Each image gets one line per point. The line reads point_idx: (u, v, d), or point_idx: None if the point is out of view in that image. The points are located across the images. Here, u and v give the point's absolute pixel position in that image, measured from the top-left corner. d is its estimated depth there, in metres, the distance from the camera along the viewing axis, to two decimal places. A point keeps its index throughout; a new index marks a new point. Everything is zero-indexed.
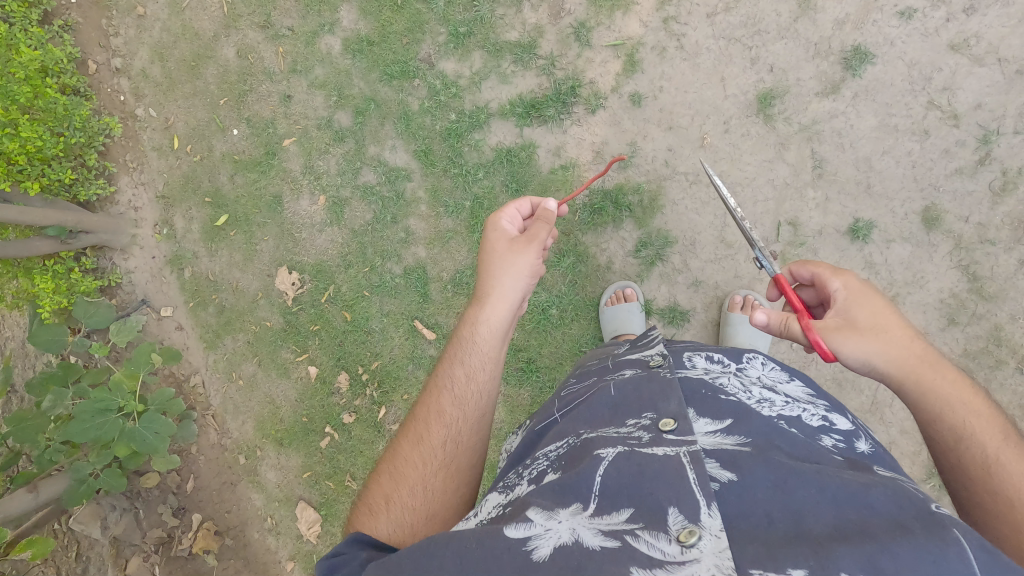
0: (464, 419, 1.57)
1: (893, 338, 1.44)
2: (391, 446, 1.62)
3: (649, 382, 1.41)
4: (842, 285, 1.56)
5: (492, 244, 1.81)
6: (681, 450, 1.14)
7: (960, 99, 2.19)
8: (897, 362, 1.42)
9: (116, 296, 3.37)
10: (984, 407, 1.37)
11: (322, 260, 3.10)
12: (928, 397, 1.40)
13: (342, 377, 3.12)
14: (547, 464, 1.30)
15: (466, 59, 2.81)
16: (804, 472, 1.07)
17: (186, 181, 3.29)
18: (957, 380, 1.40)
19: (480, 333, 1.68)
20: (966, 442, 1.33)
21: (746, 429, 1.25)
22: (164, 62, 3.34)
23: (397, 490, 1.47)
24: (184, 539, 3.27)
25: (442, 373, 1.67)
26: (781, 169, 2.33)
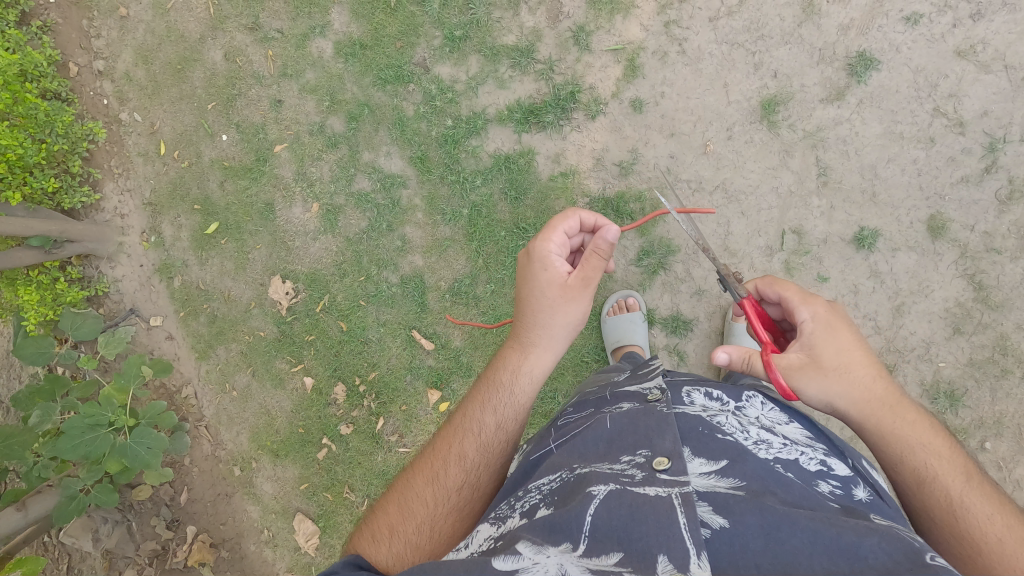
0: (484, 466, 1.52)
1: (850, 376, 1.41)
2: (402, 477, 1.56)
3: (646, 417, 1.34)
4: (808, 315, 1.50)
5: (539, 281, 1.65)
6: (673, 490, 1.08)
7: (966, 106, 2.20)
8: (856, 401, 1.39)
9: (104, 305, 3.25)
10: (933, 435, 1.35)
11: (316, 269, 3.01)
12: (888, 438, 1.37)
13: (339, 388, 3.02)
14: (540, 498, 1.21)
15: (461, 63, 2.75)
16: (798, 519, 1.00)
17: (173, 188, 3.20)
18: (917, 420, 1.37)
19: (521, 383, 1.62)
20: (930, 484, 1.29)
21: (741, 471, 1.17)
22: (149, 65, 3.23)
23: (403, 525, 1.42)
24: (178, 551, 3.14)
25: (471, 413, 1.60)
26: (786, 176, 2.33)
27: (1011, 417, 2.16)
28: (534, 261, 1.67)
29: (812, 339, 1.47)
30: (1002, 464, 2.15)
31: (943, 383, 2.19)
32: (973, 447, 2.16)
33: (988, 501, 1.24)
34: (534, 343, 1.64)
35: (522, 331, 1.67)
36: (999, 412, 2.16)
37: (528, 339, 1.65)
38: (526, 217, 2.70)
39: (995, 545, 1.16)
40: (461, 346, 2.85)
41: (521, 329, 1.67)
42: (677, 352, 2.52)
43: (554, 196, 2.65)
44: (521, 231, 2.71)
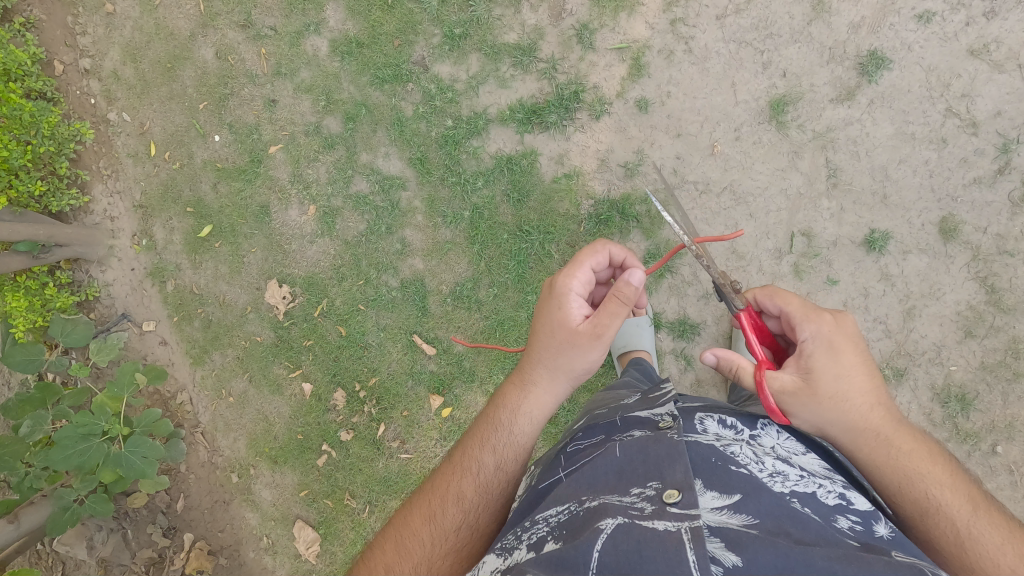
0: (485, 505, 1.49)
1: (847, 403, 1.35)
2: (398, 515, 1.54)
3: (656, 445, 1.25)
4: (810, 333, 1.40)
5: (555, 321, 1.55)
6: (682, 526, 1.02)
7: (979, 107, 2.26)
8: (849, 431, 1.35)
9: (95, 311, 3.16)
10: (923, 458, 1.34)
11: (313, 272, 2.91)
12: (885, 470, 1.34)
13: (338, 394, 2.89)
14: (547, 530, 1.16)
15: (462, 62, 2.73)
16: (815, 557, 0.95)
17: (164, 190, 3.10)
18: (908, 445, 1.36)
19: (521, 425, 1.55)
20: (934, 517, 1.27)
21: (755, 506, 1.09)
22: (137, 63, 3.14)
23: (400, 564, 1.41)
24: (176, 559, 3.01)
25: (470, 453, 1.55)
26: (795, 177, 2.38)
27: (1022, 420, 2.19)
28: (553, 297, 1.59)
29: (811, 361, 1.39)
30: (1014, 468, 2.18)
31: (953, 387, 2.23)
32: (984, 450, 2.20)
33: (991, 526, 1.25)
34: (539, 385, 1.56)
35: (529, 371, 1.57)
36: (1010, 416, 2.20)
37: (534, 380, 1.57)
38: (530, 219, 2.66)
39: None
40: (464, 351, 2.76)
41: (527, 368, 1.58)
42: (685, 356, 2.48)
43: (558, 197, 2.64)
44: (524, 234, 2.66)
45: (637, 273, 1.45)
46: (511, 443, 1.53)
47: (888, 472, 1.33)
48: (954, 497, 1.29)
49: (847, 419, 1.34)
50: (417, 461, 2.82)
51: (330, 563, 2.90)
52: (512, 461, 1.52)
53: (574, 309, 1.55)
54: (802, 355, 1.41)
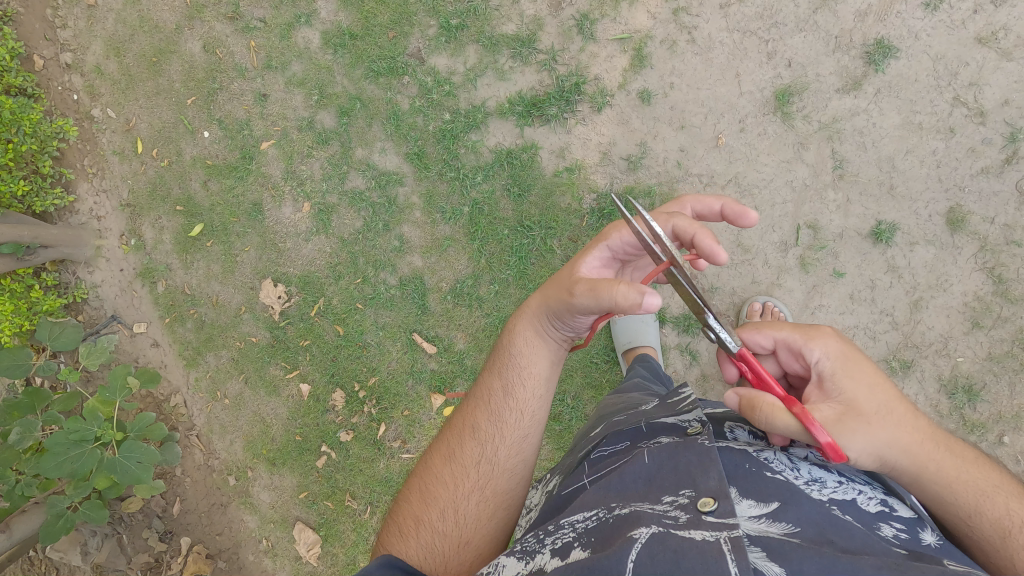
0: (501, 438, 1.49)
1: (901, 418, 1.16)
2: (424, 459, 1.59)
3: (686, 449, 1.21)
4: (823, 351, 1.22)
5: (573, 260, 1.52)
6: (722, 535, 0.99)
7: (986, 95, 2.24)
8: (915, 448, 1.15)
9: (83, 313, 3.08)
10: (982, 468, 1.20)
11: (309, 271, 2.84)
12: (958, 488, 1.16)
13: (337, 395, 2.82)
14: (574, 537, 1.15)
15: (459, 54, 2.68)
16: (862, 567, 0.92)
17: (152, 189, 3.01)
18: (970, 458, 1.21)
19: (523, 355, 1.54)
20: (1018, 536, 1.11)
21: (795, 515, 1.07)
22: (121, 57, 3.04)
23: (426, 509, 1.45)
24: (172, 564, 2.95)
25: (483, 382, 1.59)
26: (801, 169, 2.36)
27: None
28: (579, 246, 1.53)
29: (838, 383, 1.20)
30: (1021, 458, 2.18)
31: (960, 377, 2.23)
32: (991, 441, 2.20)
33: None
34: (536, 319, 1.54)
35: (533, 298, 1.57)
36: (1017, 406, 2.20)
37: (531, 309, 1.55)
38: (531, 214, 2.62)
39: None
40: (465, 349, 2.69)
41: (532, 297, 1.58)
42: (689, 351, 2.46)
43: (559, 191, 2.60)
44: (525, 230, 2.62)
45: (653, 302, 1.20)
46: (521, 373, 1.53)
47: (956, 491, 1.16)
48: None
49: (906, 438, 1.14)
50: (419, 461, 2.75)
51: (331, 565, 2.82)
52: (526, 389, 1.52)
53: (589, 259, 1.49)
54: (825, 380, 1.21)
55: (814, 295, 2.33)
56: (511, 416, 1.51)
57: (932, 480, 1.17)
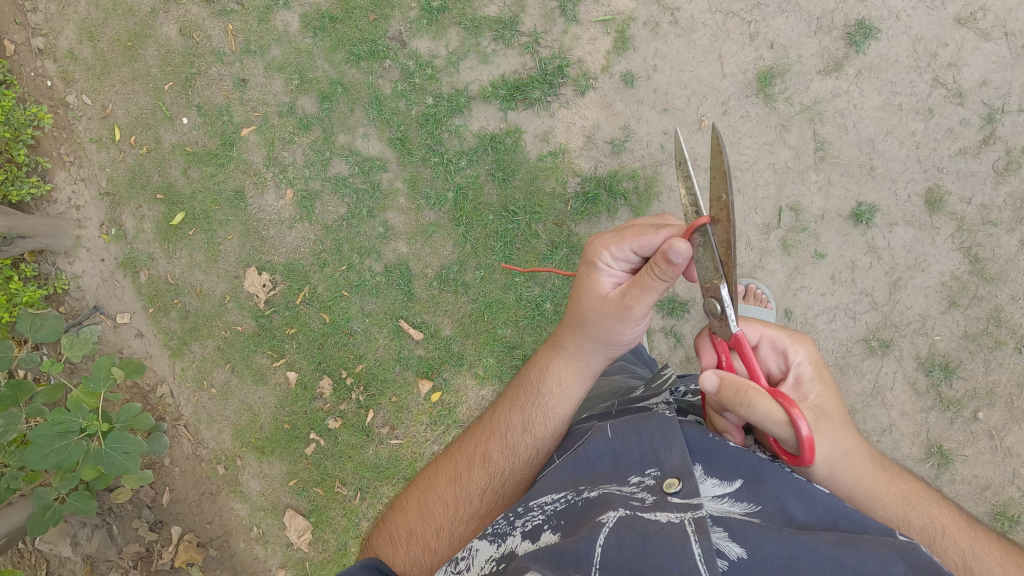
0: (512, 471, 1.44)
1: (850, 429, 1.21)
2: (426, 474, 1.56)
3: (649, 425, 1.24)
4: (806, 354, 1.27)
5: (582, 283, 1.45)
6: (685, 516, 1.02)
7: (965, 76, 2.26)
8: (857, 462, 1.20)
9: (64, 304, 3.04)
10: (906, 479, 1.27)
11: (293, 259, 2.82)
12: (888, 500, 1.21)
13: (324, 382, 2.81)
14: (543, 519, 1.16)
15: (440, 37, 2.65)
16: (818, 544, 0.96)
17: (131, 177, 2.96)
18: (896, 473, 1.27)
19: (551, 392, 1.48)
20: (942, 544, 1.16)
21: (757, 494, 1.09)
22: (95, 42, 2.97)
23: (422, 524, 1.42)
24: (164, 553, 2.96)
25: (504, 413, 1.54)
26: (782, 152, 2.37)
27: (1003, 387, 2.24)
28: (586, 266, 1.45)
29: (814, 388, 1.24)
30: (994, 433, 2.24)
31: (938, 356, 2.27)
32: (966, 417, 2.25)
33: (988, 545, 1.18)
34: (573, 354, 1.49)
35: (565, 332, 1.51)
36: (991, 382, 2.24)
37: (568, 345, 1.49)
38: (516, 198, 2.61)
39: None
40: (452, 335, 2.69)
41: (563, 331, 1.52)
42: (673, 334, 2.48)
43: (544, 175, 2.59)
44: (510, 214, 2.61)
45: (679, 244, 1.19)
46: (542, 408, 1.48)
47: (885, 503, 1.20)
48: (950, 518, 1.21)
49: (844, 452, 1.18)
50: (408, 446, 2.76)
51: (323, 551, 2.83)
52: (546, 427, 1.46)
53: (603, 276, 1.41)
54: (802, 382, 1.25)
55: (796, 277, 2.35)
56: (526, 452, 1.45)
57: (862, 494, 1.20)
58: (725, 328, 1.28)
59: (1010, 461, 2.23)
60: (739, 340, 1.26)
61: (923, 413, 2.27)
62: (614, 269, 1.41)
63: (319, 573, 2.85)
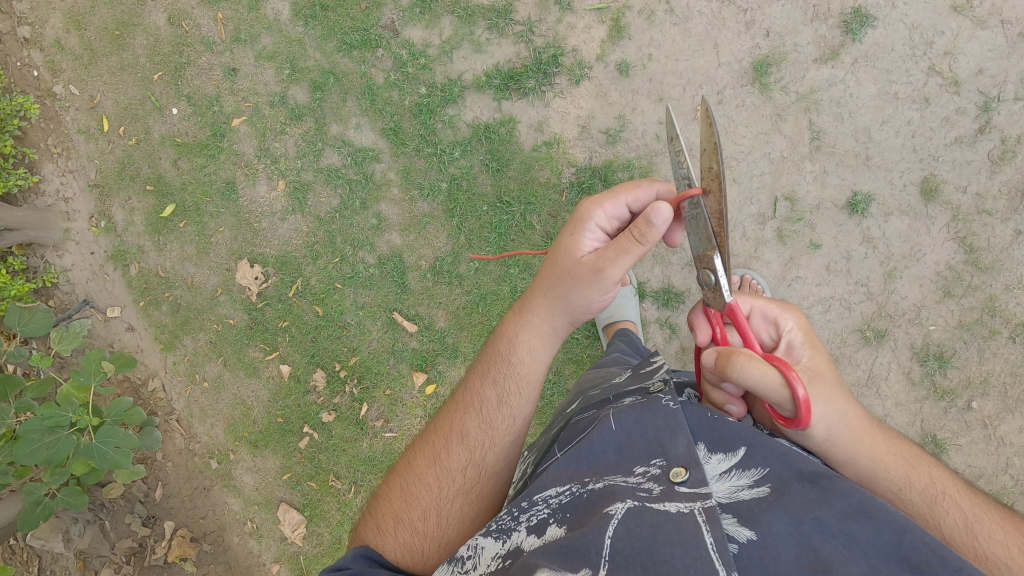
0: (489, 443, 1.43)
1: (846, 391, 1.20)
2: (405, 456, 1.54)
3: (653, 413, 1.22)
4: (796, 322, 1.25)
5: (562, 245, 1.38)
6: (696, 505, 1.02)
7: (961, 64, 2.25)
8: (856, 423, 1.18)
9: (54, 298, 3.00)
10: (904, 443, 1.25)
11: (285, 251, 2.79)
12: (887, 461, 1.18)
13: (318, 375, 2.79)
14: (548, 513, 1.16)
15: (434, 26, 2.63)
16: (828, 518, 0.98)
17: (120, 168, 2.92)
18: (893, 435, 1.25)
19: (522, 360, 1.44)
20: (943, 504, 1.15)
21: (762, 457, 1.11)
22: (82, 31, 2.92)
23: (407, 507, 1.41)
24: (157, 548, 2.93)
25: (475, 384, 1.50)
26: (778, 141, 2.36)
27: (997, 376, 2.24)
28: (570, 224, 1.38)
29: (805, 353, 1.23)
30: (988, 422, 2.24)
31: (932, 345, 2.27)
32: (960, 406, 2.26)
33: (987, 509, 1.15)
34: (542, 318, 1.44)
35: (535, 296, 1.45)
36: (985, 371, 2.25)
37: (537, 310, 1.44)
38: (510, 189, 2.59)
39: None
40: (446, 327, 2.67)
41: (532, 294, 1.46)
42: (669, 325, 2.47)
43: (538, 165, 2.57)
44: (505, 206, 2.59)
45: (661, 205, 1.17)
46: (516, 379, 1.44)
47: (885, 466, 1.18)
48: (949, 481, 1.19)
49: (842, 413, 1.17)
50: (402, 440, 2.74)
51: (317, 545, 2.81)
52: (521, 397, 1.44)
53: (585, 237, 1.35)
54: (794, 348, 1.23)
55: (791, 267, 2.34)
56: (503, 423, 1.43)
57: (863, 456, 1.18)
58: (718, 298, 1.28)
59: (1004, 450, 2.23)
60: (733, 309, 1.25)
61: (917, 403, 2.27)
62: (597, 229, 1.35)
63: (313, 567, 2.83)
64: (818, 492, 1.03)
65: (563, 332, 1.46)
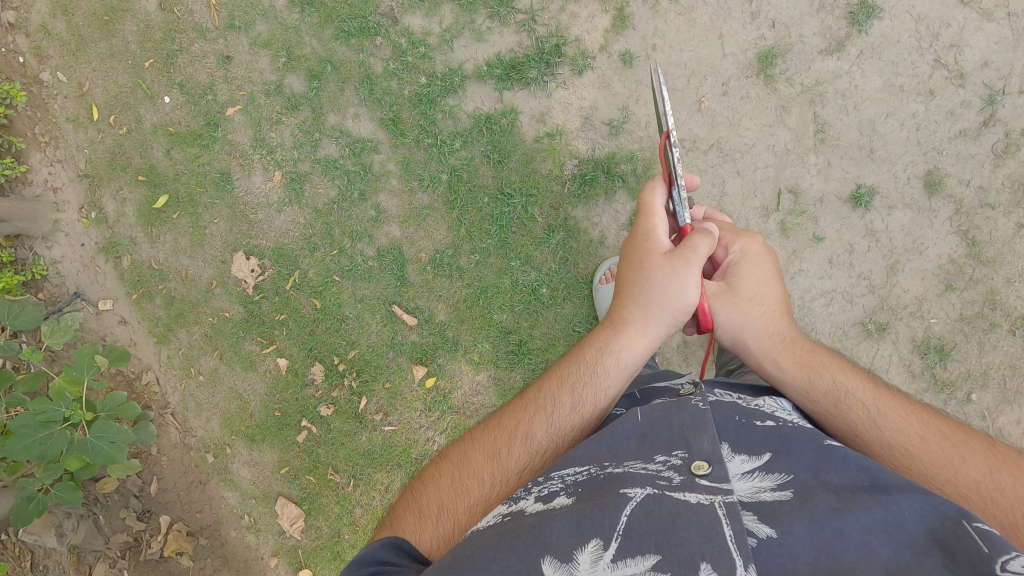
0: (553, 452, 1.34)
1: (755, 306, 1.45)
2: (459, 445, 1.44)
3: (679, 410, 1.23)
4: (743, 247, 1.50)
5: (648, 245, 1.49)
6: (716, 499, 1.03)
7: (967, 57, 2.25)
8: (763, 336, 1.44)
9: (43, 291, 2.93)
10: (819, 352, 1.43)
11: (282, 243, 2.74)
12: (793, 368, 1.40)
13: (316, 368, 2.76)
14: (562, 487, 1.15)
15: (434, 14, 2.59)
16: (849, 529, 0.96)
17: (111, 158, 2.85)
18: (808, 347, 1.44)
19: (604, 371, 1.40)
20: (846, 402, 1.31)
21: (787, 463, 1.12)
22: (69, 16, 2.84)
23: (454, 497, 1.30)
24: (152, 542, 2.90)
25: (549, 388, 1.43)
26: (782, 134, 2.35)
27: (996, 368, 2.26)
28: (645, 224, 1.53)
29: (741, 270, 1.48)
30: (986, 414, 2.25)
31: (933, 339, 2.28)
32: (960, 399, 2.27)
33: (898, 406, 1.30)
34: (631, 324, 1.44)
35: (624, 306, 1.46)
36: (985, 364, 2.26)
37: (624, 316, 1.45)
38: (512, 180, 2.57)
39: (927, 447, 1.21)
40: (446, 320, 2.64)
41: (622, 301, 1.48)
42: None
43: (540, 157, 2.55)
44: (506, 197, 2.57)
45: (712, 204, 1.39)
46: (594, 387, 1.40)
47: (790, 372, 1.39)
48: (862, 383, 1.34)
49: (741, 322, 1.44)
50: (402, 433, 2.72)
51: (316, 538, 2.80)
52: (594, 408, 1.38)
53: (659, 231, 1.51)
54: (730, 267, 1.50)
55: (794, 260, 2.34)
56: (571, 432, 1.36)
57: (768, 363, 1.43)
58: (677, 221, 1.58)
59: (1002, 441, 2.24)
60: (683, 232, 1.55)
61: (917, 395, 2.28)
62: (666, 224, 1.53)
63: (311, 561, 2.81)
64: (842, 502, 1.01)
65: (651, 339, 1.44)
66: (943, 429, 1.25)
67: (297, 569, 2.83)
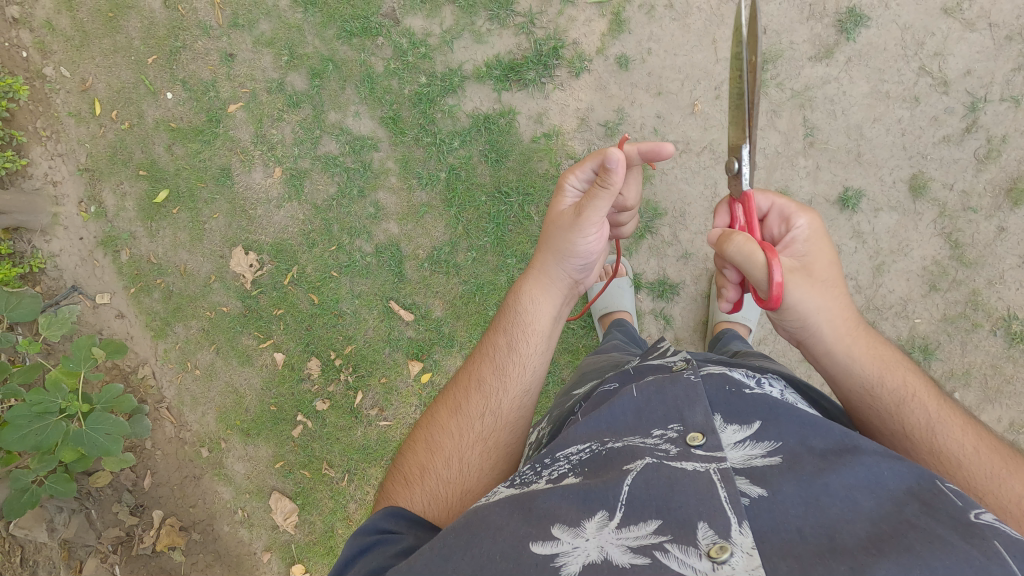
0: (503, 392, 1.46)
1: (833, 289, 1.31)
2: (424, 416, 1.54)
3: (673, 385, 1.27)
4: (808, 222, 1.35)
5: (551, 208, 1.52)
6: (711, 466, 1.07)
7: (951, 65, 2.32)
8: (838, 324, 1.31)
9: (41, 284, 2.94)
10: (885, 346, 1.36)
11: (281, 238, 2.78)
12: (864, 360, 1.32)
13: (312, 363, 2.79)
14: (569, 468, 1.20)
15: (434, 15, 2.65)
16: (835, 484, 1.02)
17: (112, 153, 2.88)
18: (879, 339, 1.37)
19: (527, 311, 1.52)
20: (909, 404, 1.27)
21: (776, 430, 1.16)
22: (74, 12, 2.88)
23: (430, 458, 1.40)
24: (145, 537, 2.91)
25: (487, 340, 1.56)
26: (772, 137, 2.42)
27: (978, 368, 2.31)
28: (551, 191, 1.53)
29: (805, 247, 1.34)
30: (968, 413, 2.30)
31: (917, 338, 2.34)
32: None
33: (957, 415, 1.26)
34: (544, 272, 1.52)
35: (535, 257, 1.55)
36: (967, 363, 2.32)
37: (538, 266, 1.54)
38: (509, 179, 2.62)
39: (978, 458, 1.17)
40: (443, 316, 2.67)
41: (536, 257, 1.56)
42: (664, 315, 2.53)
43: (537, 157, 2.60)
44: (503, 196, 2.62)
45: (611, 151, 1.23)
46: (524, 328, 1.51)
47: (855, 368, 1.32)
48: (924, 387, 1.29)
49: (812, 309, 1.29)
50: (397, 428, 2.74)
51: (309, 533, 2.81)
52: (530, 345, 1.49)
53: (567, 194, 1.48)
54: (796, 242, 1.35)
55: None
56: (516, 370, 1.48)
57: (834, 356, 1.34)
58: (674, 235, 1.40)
59: None
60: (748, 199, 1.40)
61: None
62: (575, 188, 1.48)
63: (304, 556, 2.82)
64: (828, 462, 1.07)
65: (576, 282, 1.54)
66: (998, 444, 1.20)
67: (290, 563, 2.83)
